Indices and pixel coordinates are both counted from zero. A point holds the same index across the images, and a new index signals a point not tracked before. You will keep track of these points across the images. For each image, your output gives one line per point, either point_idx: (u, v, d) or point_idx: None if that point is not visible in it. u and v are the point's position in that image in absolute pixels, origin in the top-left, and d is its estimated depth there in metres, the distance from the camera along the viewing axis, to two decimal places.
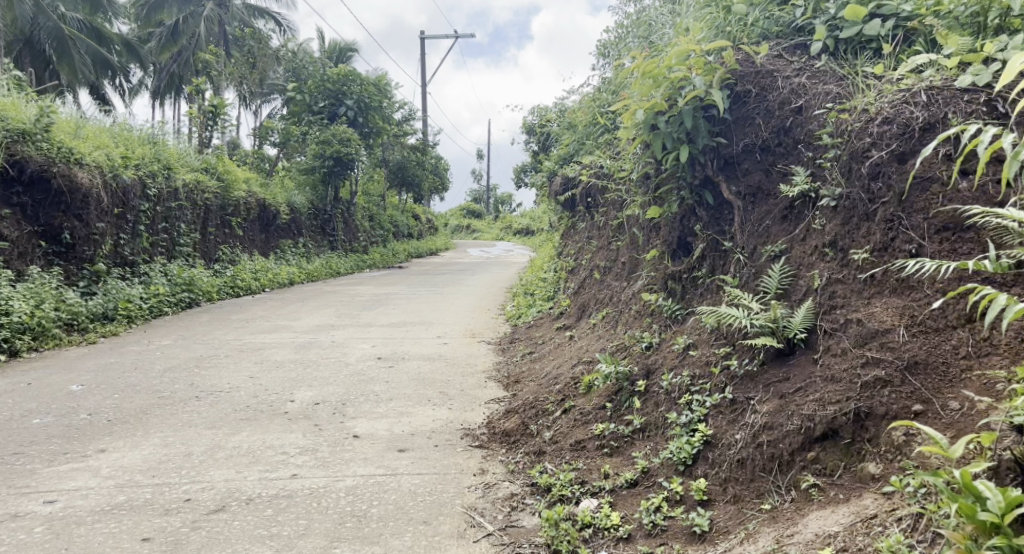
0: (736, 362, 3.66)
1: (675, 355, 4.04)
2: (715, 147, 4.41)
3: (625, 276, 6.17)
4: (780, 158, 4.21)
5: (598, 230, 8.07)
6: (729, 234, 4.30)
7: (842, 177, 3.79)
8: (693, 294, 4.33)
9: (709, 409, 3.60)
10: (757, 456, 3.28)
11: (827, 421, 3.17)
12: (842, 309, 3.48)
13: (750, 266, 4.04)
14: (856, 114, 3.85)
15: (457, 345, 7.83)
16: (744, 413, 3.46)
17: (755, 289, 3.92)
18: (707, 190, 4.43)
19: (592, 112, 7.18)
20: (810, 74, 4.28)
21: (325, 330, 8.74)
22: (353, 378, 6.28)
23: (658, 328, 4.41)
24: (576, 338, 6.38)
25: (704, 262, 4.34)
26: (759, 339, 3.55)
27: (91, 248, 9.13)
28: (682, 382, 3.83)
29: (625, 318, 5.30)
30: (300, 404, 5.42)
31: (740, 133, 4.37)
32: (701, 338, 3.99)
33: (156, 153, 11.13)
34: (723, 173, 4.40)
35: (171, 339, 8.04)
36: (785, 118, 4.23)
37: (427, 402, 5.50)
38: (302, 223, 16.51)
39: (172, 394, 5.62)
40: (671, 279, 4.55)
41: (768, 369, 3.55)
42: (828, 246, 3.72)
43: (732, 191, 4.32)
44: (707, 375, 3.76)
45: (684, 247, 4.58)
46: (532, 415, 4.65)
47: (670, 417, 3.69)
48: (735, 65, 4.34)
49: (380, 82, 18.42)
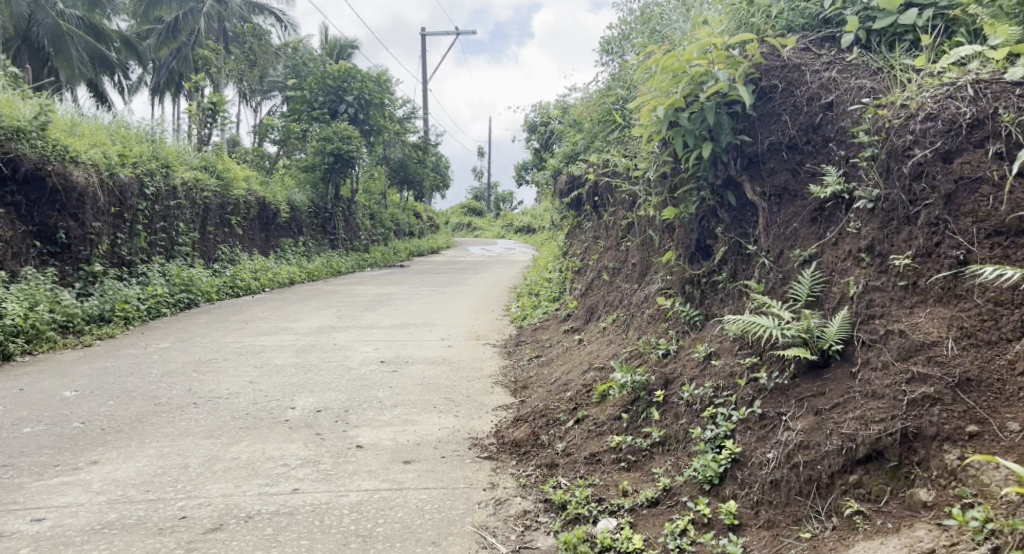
0: (765, 375, 3.49)
1: (695, 363, 3.87)
2: (738, 145, 4.24)
3: (636, 278, 5.99)
4: (808, 157, 4.04)
5: (606, 230, 7.90)
6: (752, 237, 4.12)
7: (880, 177, 3.61)
8: (713, 299, 4.15)
9: (736, 424, 3.43)
10: (793, 478, 3.12)
11: (870, 442, 3.02)
12: (881, 320, 3.31)
13: (776, 271, 3.86)
14: (895, 110, 3.67)
15: (462, 348, 7.66)
16: (777, 430, 3.29)
17: (783, 296, 3.75)
18: (730, 190, 4.25)
19: (601, 110, 7.00)
20: (842, 68, 4.11)
21: (327, 332, 8.56)
22: (356, 383, 6.11)
23: (674, 334, 4.24)
24: (585, 342, 6.20)
25: (726, 266, 4.17)
26: (791, 351, 3.38)
27: (87, 248, 8.95)
28: (705, 393, 3.66)
29: (637, 323, 5.13)
30: (302, 411, 5.25)
31: (765, 131, 4.20)
32: (724, 346, 3.82)
33: (154, 150, 10.96)
34: (747, 172, 4.22)
35: (170, 341, 7.87)
36: (815, 114, 4.06)
37: (433, 409, 5.33)
38: (302, 221, 16.33)
39: (169, 400, 5.45)
40: (689, 283, 4.38)
41: (800, 382, 3.38)
42: (864, 251, 3.54)
43: (756, 192, 4.14)
44: (731, 387, 3.59)
45: (703, 250, 4.41)
46: (542, 424, 4.48)
47: (693, 432, 3.52)
48: (760, 60, 4.17)
49: (380, 79, 18.24)
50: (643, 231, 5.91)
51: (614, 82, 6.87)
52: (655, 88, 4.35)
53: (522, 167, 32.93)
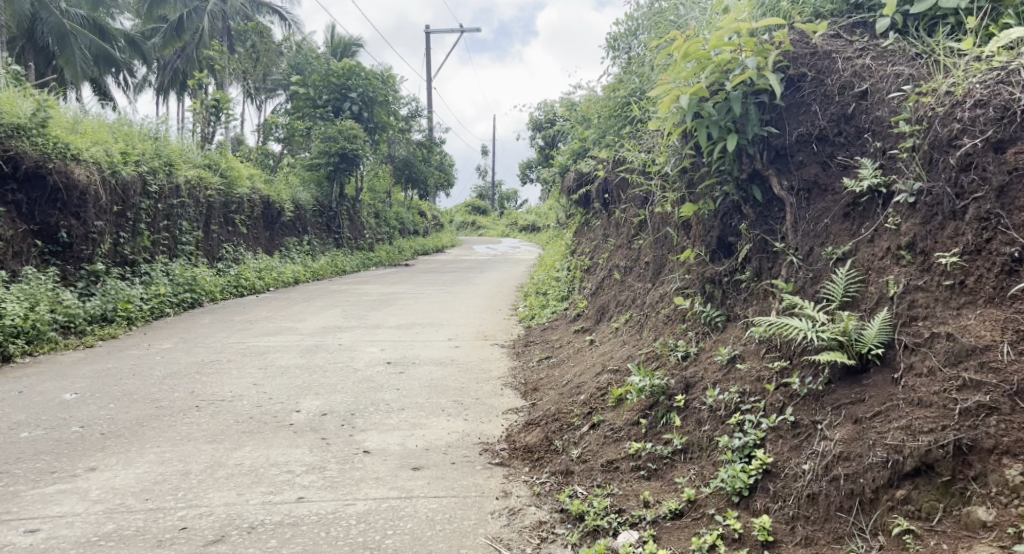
0: (798, 380, 3.34)
1: (718, 367, 3.72)
2: (765, 137, 4.07)
3: (650, 278, 5.82)
4: (840, 149, 3.88)
5: (617, 228, 7.73)
6: (779, 234, 3.94)
7: (923, 169, 3.43)
8: (736, 299, 3.99)
9: (766, 433, 3.29)
10: (833, 492, 2.96)
11: (919, 454, 2.86)
12: (924, 322, 3.15)
13: (807, 270, 3.70)
14: (938, 97, 3.49)
15: (469, 349, 7.50)
16: (812, 439, 3.14)
17: (814, 296, 3.60)
18: (755, 185, 4.07)
19: (612, 105, 6.82)
20: (877, 55, 3.93)
21: (332, 332, 8.42)
22: (362, 386, 5.95)
23: (693, 337, 4.08)
24: (597, 344, 6.04)
25: (749, 264, 4.01)
26: (826, 355, 3.23)
27: (90, 247, 8.81)
28: (731, 398, 3.51)
29: (653, 324, 4.97)
30: (307, 415, 5.10)
31: (793, 122, 4.05)
32: (749, 349, 3.67)
33: (157, 149, 10.82)
34: (774, 166, 4.06)
35: (173, 342, 7.73)
36: (847, 104, 3.91)
37: (442, 413, 5.17)
38: (307, 220, 16.20)
39: (171, 403, 5.30)
40: (710, 282, 4.21)
41: (836, 388, 3.23)
42: (904, 249, 3.38)
43: (784, 186, 3.97)
44: (759, 392, 3.45)
45: (724, 248, 4.24)
46: (556, 428, 4.32)
47: (720, 440, 3.38)
48: (789, 47, 4.04)
49: (385, 76, 18.07)
50: (658, 228, 5.75)
51: (626, 76, 6.70)
52: (678, 76, 4.20)
53: (526, 165, 32.76)
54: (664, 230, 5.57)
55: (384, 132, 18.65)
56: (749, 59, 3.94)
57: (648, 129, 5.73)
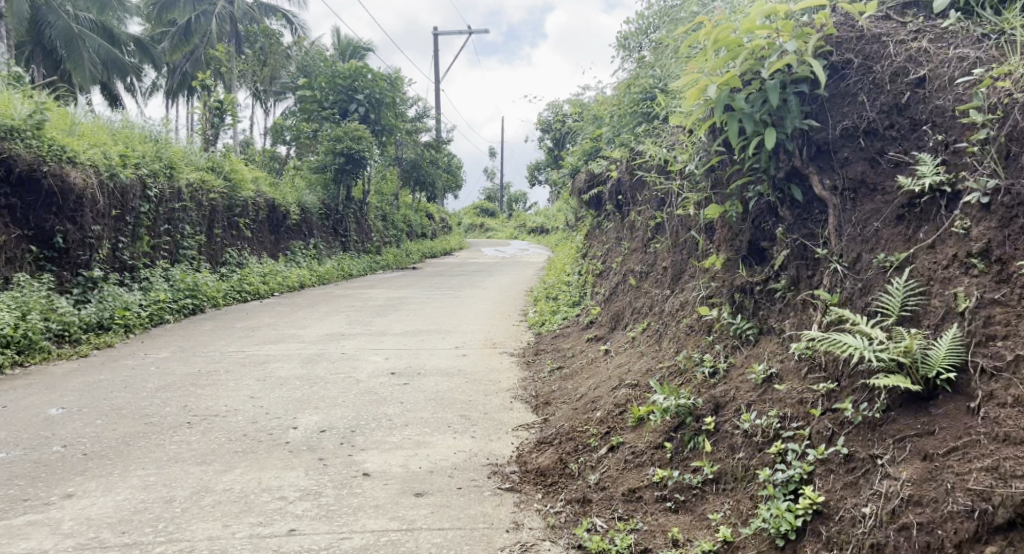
0: (852, 407, 3.00)
1: (752, 387, 3.39)
2: (806, 132, 3.72)
3: (670, 285, 5.49)
4: (892, 143, 3.54)
5: (632, 231, 7.40)
6: (821, 239, 3.58)
7: (999, 164, 3.10)
8: (770, 310, 3.65)
9: (814, 466, 2.96)
10: (904, 544, 2.63)
11: (1009, 502, 2.53)
12: (1004, 343, 2.82)
13: (855, 280, 3.35)
14: (1016, 82, 3.18)
15: (478, 358, 7.17)
16: (874, 477, 2.81)
17: (866, 310, 3.25)
18: (794, 184, 3.71)
19: (628, 101, 6.48)
20: (936, 36, 3.64)
21: (335, 340, 8.11)
22: (365, 399, 5.63)
23: (719, 351, 3.76)
24: (612, 354, 5.71)
25: (786, 272, 3.66)
26: (888, 379, 2.90)
27: (87, 252, 8.48)
28: (770, 423, 3.18)
29: (674, 335, 4.64)
30: (304, 432, 4.79)
31: (836, 115, 3.70)
32: (788, 368, 3.34)
33: (158, 151, 10.51)
34: (816, 163, 3.70)
35: (171, 351, 7.40)
36: (901, 93, 3.59)
37: (448, 429, 4.86)
38: (313, 223, 15.92)
39: (162, 419, 4.98)
40: (740, 291, 3.86)
41: (898, 416, 2.89)
42: (975, 257, 3.04)
43: (826, 186, 3.62)
44: (804, 417, 3.12)
45: (757, 254, 3.89)
46: (571, 450, 4.00)
47: (760, 473, 3.05)
48: (834, 31, 3.70)
49: (393, 77, 17.79)
50: (681, 233, 5.40)
51: (643, 71, 6.35)
52: (706, 65, 3.88)
53: (534, 168, 32.48)
54: (687, 233, 5.23)
55: (390, 134, 18.36)
56: (788, 43, 3.60)
57: (669, 126, 5.39)
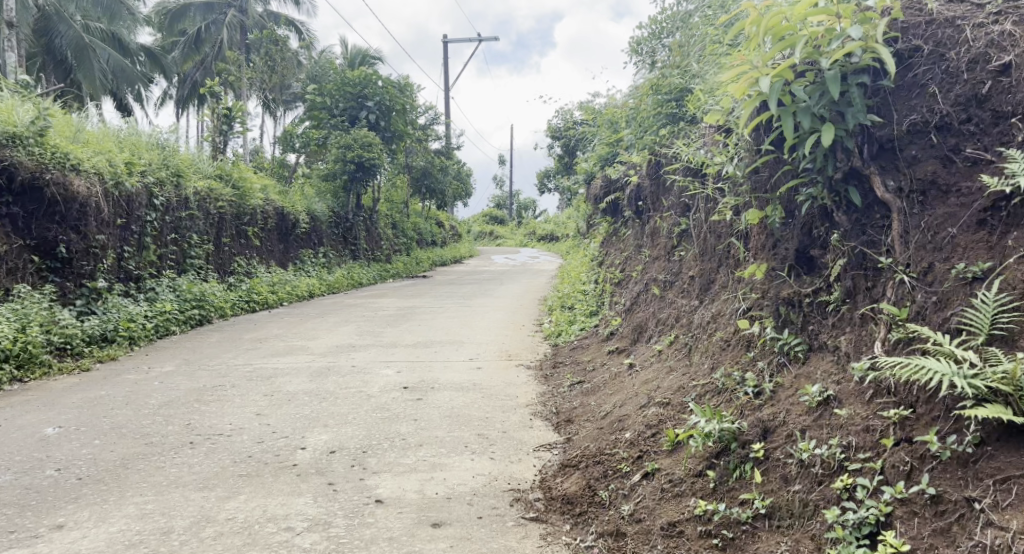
0: (939, 441, 2.69)
1: (806, 411, 3.10)
2: (867, 128, 3.42)
3: (699, 296, 5.20)
4: (968, 140, 3.25)
5: (653, 239, 7.10)
6: (883, 247, 3.28)
7: None
8: (822, 325, 3.37)
9: (892, 507, 2.66)
10: None
11: None
12: None
13: (928, 293, 3.05)
14: None
15: (493, 371, 6.89)
16: (972, 524, 2.52)
17: (945, 327, 2.95)
18: (853, 186, 3.40)
19: (651, 103, 6.20)
20: (1018, 19, 3.33)
21: (345, 352, 7.84)
22: (377, 417, 5.35)
23: (763, 370, 3.48)
24: (636, 369, 5.42)
25: (842, 284, 3.37)
26: (984, 410, 2.60)
27: (91, 262, 8.21)
28: (833, 454, 2.89)
29: (707, 350, 4.36)
30: (312, 453, 4.51)
31: (903, 108, 3.41)
32: (849, 391, 3.04)
33: (165, 158, 10.26)
34: (878, 162, 3.40)
35: (175, 364, 7.12)
36: (981, 83, 3.28)
37: (465, 450, 4.59)
38: (322, 232, 15.67)
39: (164, 438, 4.69)
40: (788, 304, 3.57)
41: (995, 452, 2.60)
42: None
43: (890, 188, 3.32)
44: (876, 449, 2.82)
45: (807, 263, 3.60)
46: (599, 475, 3.73)
47: (828, 514, 2.74)
48: (901, 16, 3.41)
49: (402, 84, 17.59)
50: (712, 241, 5.12)
51: (669, 71, 6.07)
52: (754, 55, 3.58)
53: (544, 175, 32.22)
54: (721, 241, 4.94)
55: (401, 141, 18.13)
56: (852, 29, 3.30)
57: (701, 127, 5.09)
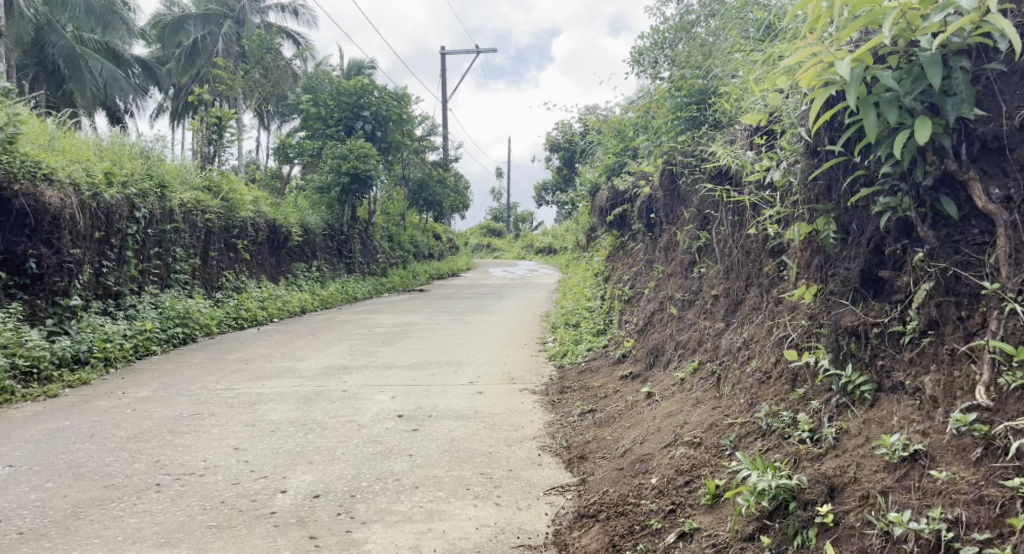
0: None
1: (887, 468, 2.64)
2: (966, 123, 2.88)
3: (729, 318, 4.70)
4: None
5: (668, 254, 6.60)
6: (985, 269, 2.76)
7: None
8: (896, 360, 2.89)
9: None
10: None
11: None
12: None
13: None
14: None
15: (496, 397, 6.35)
16: None
17: None
18: (947, 195, 2.87)
19: (670, 106, 5.70)
20: None
21: (336, 374, 7.30)
22: (369, 452, 4.81)
23: (819, 411, 3.03)
24: (656, 398, 4.91)
25: (924, 311, 2.86)
26: None
27: (64, 278, 7.67)
28: (936, 531, 2.42)
29: (742, 385, 3.87)
30: (293, 497, 3.99)
31: (1014, 99, 2.86)
32: (950, 447, 2.57)
33: (149, 168, 9.73)
34: (980, 165, 2.86)
35: (152, 389, 6.58)
36: None
37: (467, 493, 4.08)
38: (316, 244, 15.14)
39: (125, 479, 4.16)
40: (850, 334, 3.09)
41: None
42: None
43: (997, 197, 2.79)
44: (1002, 530, 2.34)
45: (872, 285, 3.10)
46: (624, 532, 3.29)
47: None
48: None
49: (400, 94, 17.15)
50: (744, 259, 4.63)
51: (689, 70, 5.58)
52: (825, 35, 3.07)
53: (542, 187, 31.85)
54: (757, 257, 4.43)
55: (397, 151, 17.67)
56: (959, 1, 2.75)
57: (734, 129, 4.58)
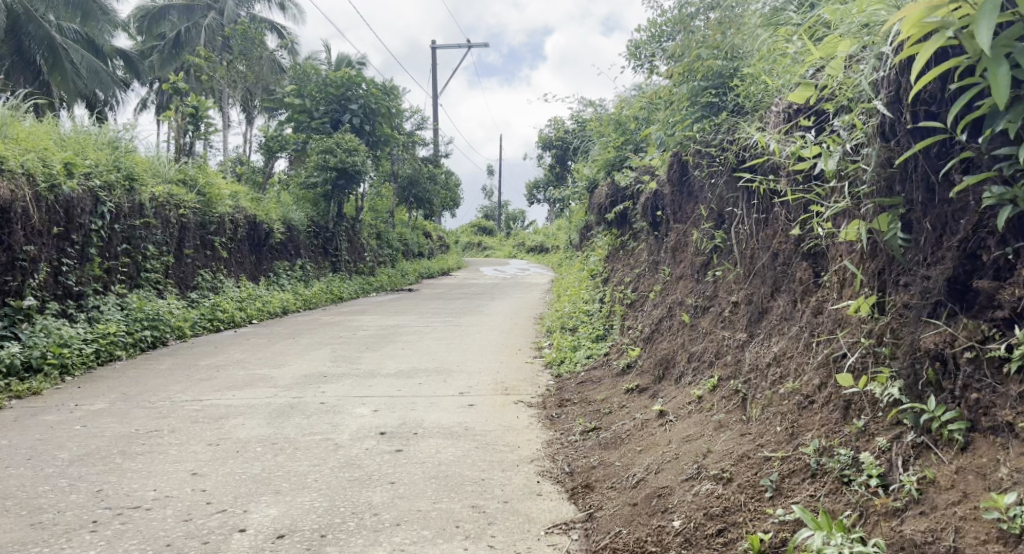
0: None
1: (1002, 538, 2.26)
2: None
3: (754, 329, 4.16)
4: None
5: (675, 255, 6.05)
6: None
7: None
8: (1001, 394, 2.47)
9: None
10: None
11: None
12: None
13: None
14: None
15: (488, 410, 5.79)
16: None
17: None
18: None
19: (685, 92, 5.15)
20: None
21: (314, 384, 6.72)
22: (345, 480, 4.24)
23: (888, 450, 2.66)
24: (670, 418, 4.36)
25: None
26: None
27: (16, 278, 7.08)
28: None
29: (777, 410, 3.31)
30: (251, 539, 3.46)
31: None
32: None
33: (115, 160, 9.11)
34: None
35: (109, 401, 6.00)
36: None
37: (456, 533, 3.54)
38: (300, 242, 14.53)
39: (56, 517, 3.64)
40: (931, 357, 2.66)
41: None
42: None
43: None
44: None
45: (960, 296, 2.68)
46: None
47: None
48: None
49: (388, 87, 16.56)
50: (773, 262, 4.10)
51: (706, 50, 5.04)
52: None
53: (533, 186, 31.26)
54: (790, 261, 3.91)
55: (386, 146, 17.08)
56: None
57: (766, 113, 4.06)
